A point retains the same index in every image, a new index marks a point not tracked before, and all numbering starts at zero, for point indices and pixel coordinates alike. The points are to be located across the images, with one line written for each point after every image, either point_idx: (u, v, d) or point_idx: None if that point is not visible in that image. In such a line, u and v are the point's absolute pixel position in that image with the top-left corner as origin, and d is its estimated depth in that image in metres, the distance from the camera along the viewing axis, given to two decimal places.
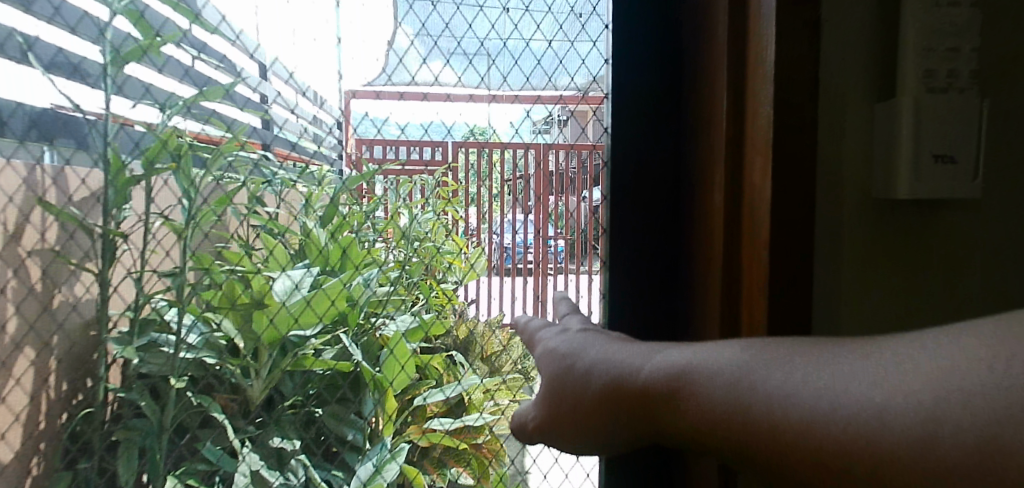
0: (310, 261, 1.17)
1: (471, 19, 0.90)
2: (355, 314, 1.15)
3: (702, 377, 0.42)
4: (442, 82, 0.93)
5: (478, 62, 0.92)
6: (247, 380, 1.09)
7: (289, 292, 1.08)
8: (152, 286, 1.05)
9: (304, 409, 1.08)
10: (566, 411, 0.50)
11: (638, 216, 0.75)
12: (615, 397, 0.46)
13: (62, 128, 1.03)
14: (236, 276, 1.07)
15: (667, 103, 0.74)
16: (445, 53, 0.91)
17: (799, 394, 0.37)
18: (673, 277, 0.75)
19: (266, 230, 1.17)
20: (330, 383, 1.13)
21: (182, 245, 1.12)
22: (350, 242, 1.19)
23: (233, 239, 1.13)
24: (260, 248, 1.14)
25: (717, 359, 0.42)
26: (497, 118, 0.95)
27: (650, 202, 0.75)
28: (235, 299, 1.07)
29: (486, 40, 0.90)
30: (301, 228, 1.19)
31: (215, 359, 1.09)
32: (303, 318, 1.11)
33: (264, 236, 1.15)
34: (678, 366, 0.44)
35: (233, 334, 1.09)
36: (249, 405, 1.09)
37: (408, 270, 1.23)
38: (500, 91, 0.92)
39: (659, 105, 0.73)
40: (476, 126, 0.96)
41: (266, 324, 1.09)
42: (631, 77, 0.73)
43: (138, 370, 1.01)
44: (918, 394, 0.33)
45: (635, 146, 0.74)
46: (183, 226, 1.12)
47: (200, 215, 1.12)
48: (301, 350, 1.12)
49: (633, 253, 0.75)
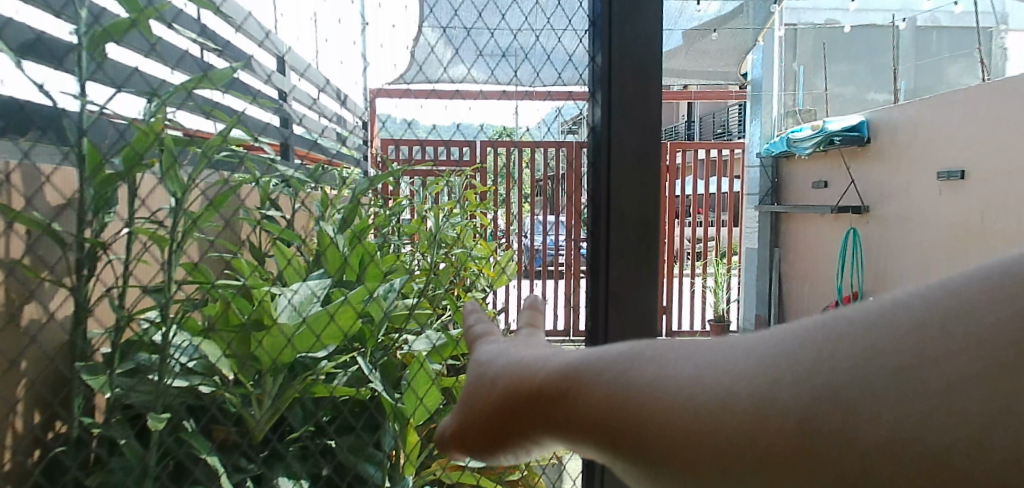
0: (325, 270, 1.18)
1: (482, 10, 0.85)
2: (373, 332, 1.04)
3: (600, 360, 0.29)
4: (474, 80, 0.94)
5: (489, 56, 0.90)
6: (249, 410, 0.94)
7: (295, 311, 0.93)
8: (134, 304, 0.89)
9: (311, 442, 0.99)
10: (452, 435, 0.35)
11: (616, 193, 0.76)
12: (489, 394, 0.33)
13: (28, 119, 0.88)
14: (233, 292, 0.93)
15: (640, 84, 0.75)
16: (456, 45, 0.88)
17: (702, 353, 0.27)
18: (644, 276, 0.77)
19: (279, 238, 1.12)
20: (348, 408, 1.01)
21: (167, 260, 0.89)
22: (368, 251, 1.17)
23: (241, 250, 1.14)
24: (271, 257, 1.13)
25: (613, 347, 0.30)
26: (525, 116, 0.93)
27: (629, 181, 0.76)
28: (229, 319, 0.92)
29: (498, 30, 0.87)
30: (318, 236, 1.21)
31: (211, 389, 0.91)
32: (313, 341, 0.94)
33: (277, 243, 1.12)
34: (574, 359, 0.30)
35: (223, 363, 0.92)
36: (252, 438, 0.94)
37: (434, 280, 1.35)
38: (526, 85, 0.91)
39: (635, 90, 0.75)
40: (505, 128, 0.98)
41: (270, 349, 0.92)
42: (618, 78, 0.75)
43: (120, 400, 0.85)
44: (841, 327, 0.23)
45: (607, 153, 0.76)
46: (168, 238, 0.88)
47: (193, 220, 0.89)
48: (310, 374, 0.96)
49: (599, 255, 0.78)
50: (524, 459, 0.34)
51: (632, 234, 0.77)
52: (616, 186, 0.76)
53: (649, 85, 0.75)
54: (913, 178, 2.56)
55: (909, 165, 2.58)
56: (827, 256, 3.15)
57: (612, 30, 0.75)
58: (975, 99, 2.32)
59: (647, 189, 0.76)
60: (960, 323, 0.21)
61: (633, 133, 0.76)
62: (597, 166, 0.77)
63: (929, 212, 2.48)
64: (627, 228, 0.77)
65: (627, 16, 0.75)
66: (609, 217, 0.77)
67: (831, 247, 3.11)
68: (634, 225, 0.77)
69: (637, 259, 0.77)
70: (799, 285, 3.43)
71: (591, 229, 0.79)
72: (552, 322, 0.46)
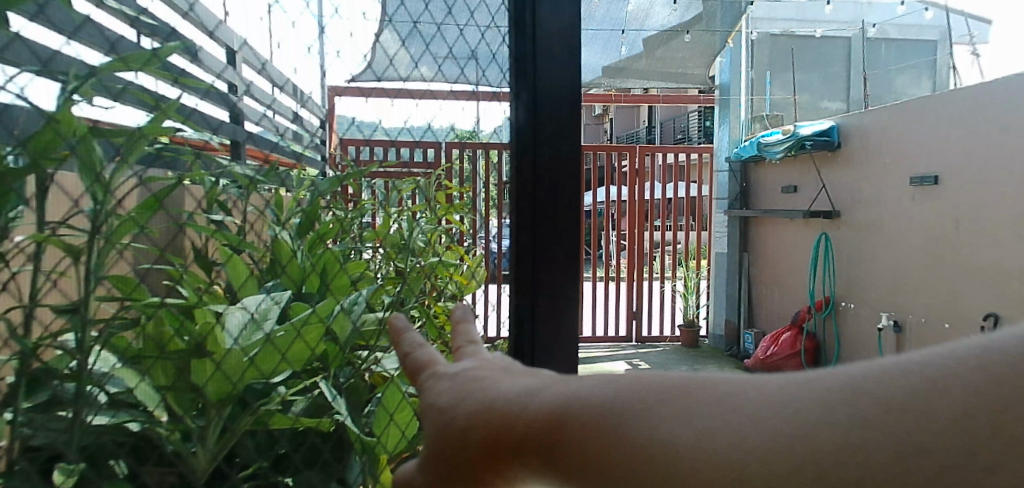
0: (282, 281, 1.04)
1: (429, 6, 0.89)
2: (337, 352, 0.92)
3: (594, 405, 0.34)
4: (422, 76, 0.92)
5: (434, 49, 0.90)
6: (190, 448, 0.79)
7: (246, 333, 0.81)
8: (43, 328, 0.72)
9: (268, 479, 0.84)
10: (429, 468, 0.40)
11: (545, 212, 0.79)
12: (470, 444, 0.37)
13: None
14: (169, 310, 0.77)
15: (566, 106, 0.79)
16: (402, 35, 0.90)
17: (700, 394, 0.33)
18: (569, 297, 0.81)
19: (227, 245, 0.98)
20: (307, 439, 0.88)
21: (85, 275, 0.73)
22: (333, 259, 1.06)
23: (190, 256, 1.03)
24: (219, 267, 0.98)
25: (599, 389, 0.35)
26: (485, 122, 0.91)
27: (554, 201, 0.79)
28: (163, 344, 0.77)
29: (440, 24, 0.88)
30: (273, 242, 1.08)
31: (141, 426, 0.76)
32: (268, 364, 0.82)
33: (226, 251, 0.98)
34: (555, 402, 0.36)
35: (147, 395, 0.77)
36: (193, 479, 0.79)
37: (404, 289, 1.28)
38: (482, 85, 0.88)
39: (558, 113, 0.79)
40: (465, 131, 0.94)
41: (215, 377, 0.78)
42: (544, 102, 0.79)
43: (26, 442, 0.69)
44: (823, 384, 0.30)
45: (532, 180, 0.79)
46: (82, 249, 0.72)
47: (119, 225, 0.74)
48: (265, 405, 0.82)
49: (528, 276, 0.80)
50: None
51: (559, 258, 0.80)
52: (541, 212, 0.79)
53: (570, 108, 0.79)
54: (884, 184, 2.57)
55: (880, 171, 2.59)
56: (798, 262, 3.16)
57: (536, 60, 0.78)
58: (941, 106, 2.32)
59: (573, 217, 0.80)
60: (931, 388, 0.28)
61: (555, 161, 0.79)
62: (522, 193, 0.79)
63: (898, 218, 2.50)
64: (554, 254, 0.80)
65: (546, 41, 0.78)
66: (535, 233, 0.79)
67: (802, 253, 3.12)
68: (560, 251, 0.80)
69: (564, 281, 0.81)
70: (769, 290, 3.44)
71: (515, 248, 0.80)
72: (478, 333, 0.53)
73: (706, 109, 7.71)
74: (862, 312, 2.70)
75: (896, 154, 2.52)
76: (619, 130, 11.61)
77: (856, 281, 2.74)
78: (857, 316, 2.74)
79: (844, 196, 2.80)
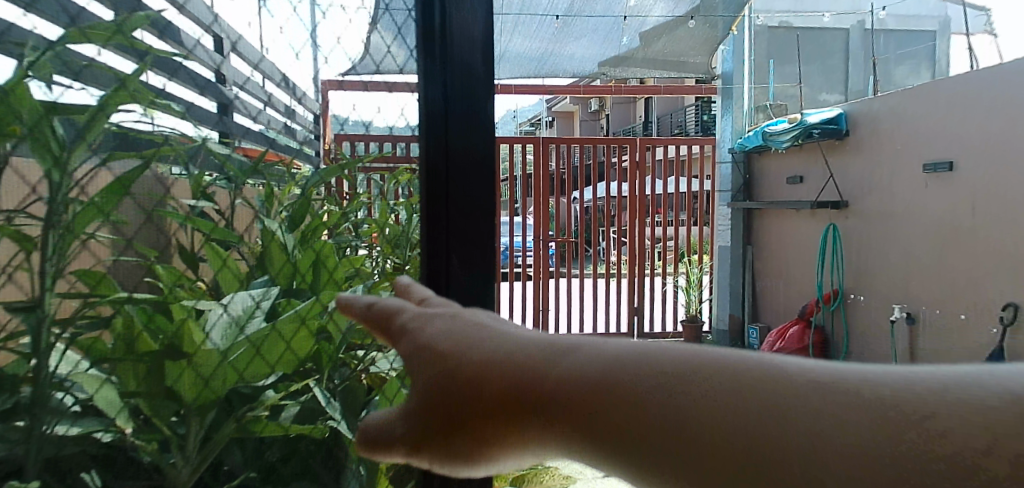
0: (271, 278, 0.97)
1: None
2: (331, 353, 0.87)
3: (663, 360, 0.29)
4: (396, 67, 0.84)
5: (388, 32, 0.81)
6: (169, 459, 0.71)
7: (230, 333, 0.71)
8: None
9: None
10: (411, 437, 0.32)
11: (457, 235, 0.64)
12: (483, 397, 0.31)
13: None
14: (137, 309, 0.69)
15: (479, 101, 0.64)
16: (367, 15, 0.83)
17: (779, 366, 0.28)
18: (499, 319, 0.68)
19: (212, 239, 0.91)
20: (300, 447, 0.80)
21: (39, 268, 0.64)
22: (328, 251, 0.97)
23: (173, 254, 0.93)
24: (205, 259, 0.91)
25: (644, 358, 0.30)
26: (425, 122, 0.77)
27: (472, 223, 0.65)
28: (135, 346, 0.68)
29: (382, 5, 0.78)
30: (265, 235, 0.99)
31: (112, 437, 0.68)
32: (257, 367, 0.74)
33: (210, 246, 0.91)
34: (599, 366, 0.30)
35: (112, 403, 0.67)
36: None
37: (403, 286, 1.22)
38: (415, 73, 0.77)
39: (471, 109, 0.64)
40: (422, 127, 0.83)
41: (192, 379, 0.71)
42: (452, 96, 0.63)
43: None
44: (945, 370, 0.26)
45: (449, 184, 0.64)
46: (35, 239, 0.63)
47: (80, 214, 0.66)
48: (252, 411, 0.75)
49: None
50: (495, 469, 0.33)
51: (479, 290, 0.66)
52: (455, 231, 0.64)
53: (485, 103, 0.64)
54: (896, 171, 2.51)
55: (891, 158, 2.53)
56: (806, 255, 3.08)
57: (447, 50, 0.63)
58: (956, 92, 2.24)
59: (493, 238, 0.66)
60: None
61: (467, 170, 0.64)
62: (436, 199, 0.64)
63: (911, 208, 2.43)
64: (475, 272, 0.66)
65: (453, 21, 0.63)
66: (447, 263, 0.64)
67: (809, 245, 3.05)
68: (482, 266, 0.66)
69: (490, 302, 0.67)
70: (773, 284, 3.37)
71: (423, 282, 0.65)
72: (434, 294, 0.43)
73: (706, 103, 7.65)
74: (872, 304, 2.64)
75: (909, 141, 2.45)
76: (616, 124, 11.55)
77: (866, 273, 2.68)
78: (866, 308, 2.68)
79: (854, 185, 2.73)
